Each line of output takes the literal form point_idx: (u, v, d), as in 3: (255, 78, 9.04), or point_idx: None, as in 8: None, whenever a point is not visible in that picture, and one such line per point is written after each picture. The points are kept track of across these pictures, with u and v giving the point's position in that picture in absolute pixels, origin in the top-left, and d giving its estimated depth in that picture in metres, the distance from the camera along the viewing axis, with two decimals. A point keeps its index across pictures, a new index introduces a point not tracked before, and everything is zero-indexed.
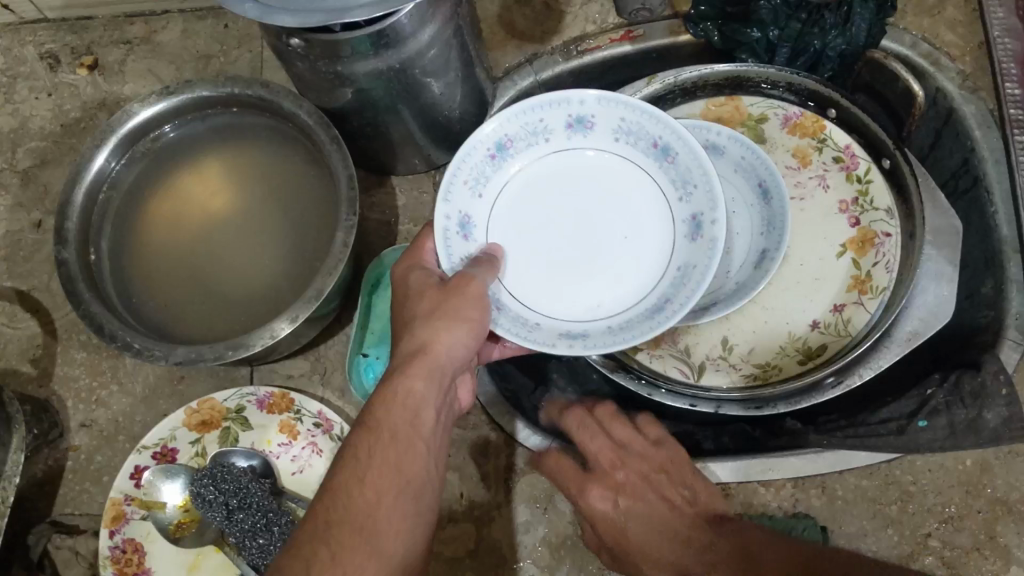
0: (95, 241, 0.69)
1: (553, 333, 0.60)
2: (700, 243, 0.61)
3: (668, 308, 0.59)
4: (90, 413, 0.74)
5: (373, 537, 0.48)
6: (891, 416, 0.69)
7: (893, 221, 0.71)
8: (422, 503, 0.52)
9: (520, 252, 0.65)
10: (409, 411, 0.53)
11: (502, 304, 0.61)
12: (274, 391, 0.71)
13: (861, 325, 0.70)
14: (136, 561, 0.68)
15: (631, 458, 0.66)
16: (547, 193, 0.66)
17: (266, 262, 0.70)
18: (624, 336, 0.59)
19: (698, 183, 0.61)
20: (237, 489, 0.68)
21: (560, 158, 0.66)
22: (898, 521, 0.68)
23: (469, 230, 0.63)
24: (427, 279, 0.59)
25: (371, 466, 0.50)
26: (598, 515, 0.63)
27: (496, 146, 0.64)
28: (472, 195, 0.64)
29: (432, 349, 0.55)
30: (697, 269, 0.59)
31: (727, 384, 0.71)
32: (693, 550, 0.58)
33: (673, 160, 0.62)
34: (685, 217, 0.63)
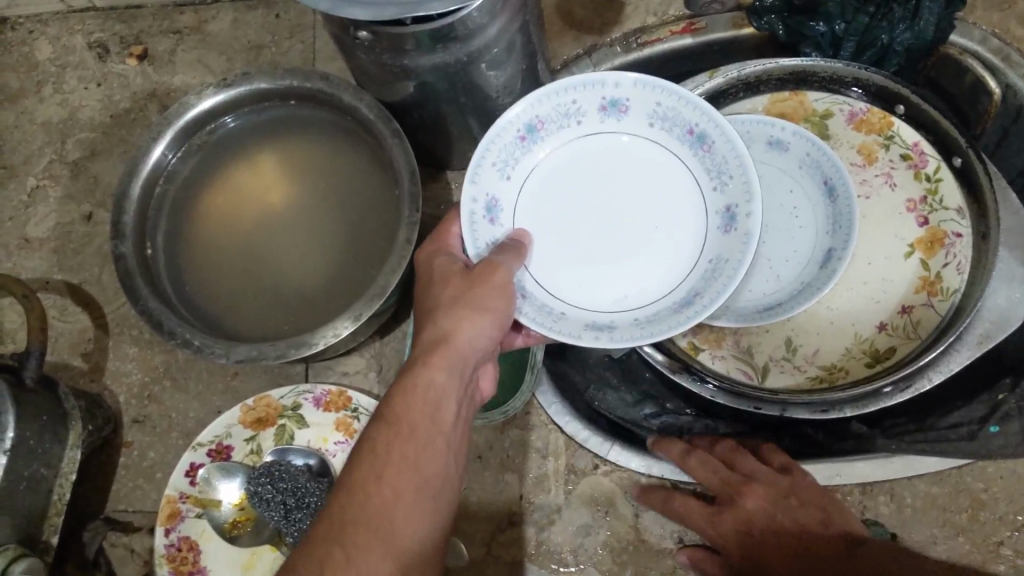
0: (151, 235, 0.68)
1: (579, 324, 0.58)
2: (734, 235, 0.58)
3: (697, 303, 0.57)
4: (143, 409, 0.73)
5: (390, 534, 0.45)
6: (960, 421, 0.68)
7: (964, 222, 0.70)
8: (442, 504, 0.49)
9: (549, 239, 0.62)
10: (429, 404, 0.50)
11: (527, 292, 0.59)
12: (331, 389, 0.70)
13: (932, 328, 0.69)
14: (191, 560, 0.67)
15: (760, 488, 0.64)
16: (577, 178, 0.63)
17: (319, 259, 0.69)
18: (653, 329, 0.56)
19: (734, 173, 0.59)
20: (294, 488, 0.67)
21: (593, 142, 0.63)
22: (969, 529, 0.66)
23: (495, 215, 0.62)
24: (452, 265, 0.57)
25: (389, 460, 0.47)
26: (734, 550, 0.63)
27: (527, 127, 0.62)
28: (499, 176, 0.62)
29: (454, 339, 0.52)
30: (730, 264, 0.57)
31: (792, 386, 0.70)
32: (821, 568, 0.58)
33: (709, 149, 0.60)
34: (719, 208, 0.60)
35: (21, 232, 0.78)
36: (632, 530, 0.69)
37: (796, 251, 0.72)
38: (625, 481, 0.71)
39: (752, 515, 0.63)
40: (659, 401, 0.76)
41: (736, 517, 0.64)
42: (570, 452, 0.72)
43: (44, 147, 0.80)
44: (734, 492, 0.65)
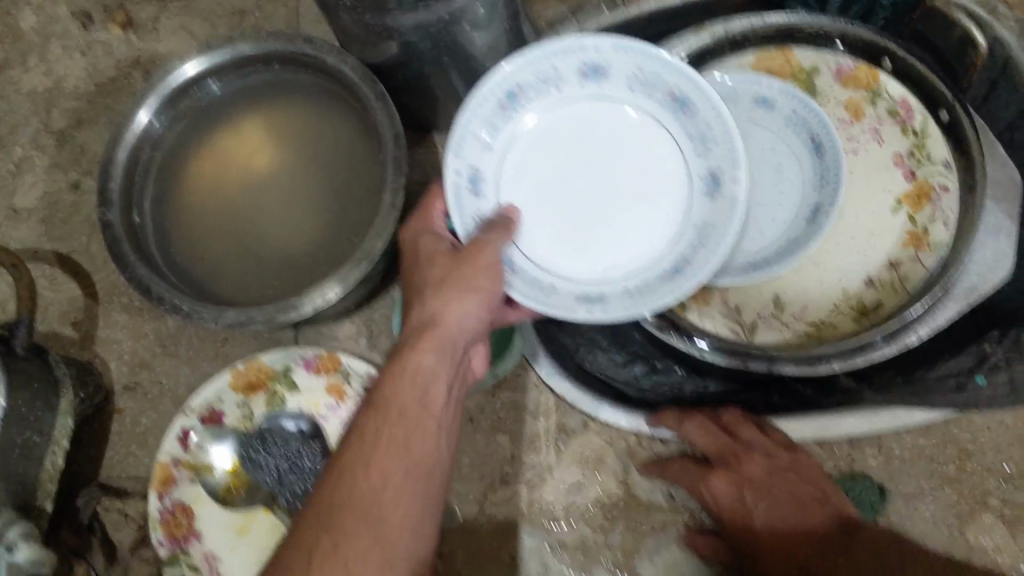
0: (138, 203, 0.68)
1: (572, 298, 0.60)
2: (720, 203, 0.59)
3: (687, 273, 0.59)
4: (134, 375, 0.73)
5: (377, 518, 0.46)
6: (949, 371, 0.67)
7: (951, 175, 0.70)
8: (434, 487, 0.50)
9: (533, 210, 0.62)
10: (417, 387, 0.51)
11: (517, 267, 0.60)
12: (321, 353, 0.69)
13: (919, 281, 0.69)
14: (185, 524, 0.68)
15: (761, 456, 0.64)
16: (558, 145, 0.62)
17: (306, 223, 0.69)
18: (646, 301, 0.59)
19: (719, 140, 0.59)
20: (288, 452, 0.68)
21: (573, 108, 0.62)
22: (955, 480, 0.68)
23: (479, 187, 0.61)
24: (437, 245, 0.57)
25: (377, 445, 0.48)
26: (724, 506, 0.64)
27: (506, 97, 0.60)
28: (481, 148, 0.61)
29: (443, 320, 0.53)
30: (718, 234, 0.58)
31: (780, 342, 0.71)
32: (818, 556, 0.58)
33: (692, 114, 0.59)
34: (702, 172, 0.60)
35: (9, 202, 0.78)
36: (621, 486, 0.70)
37: (780, 206, 0.73)
38: (616, 439, 0.71)
39: (747, 475, 0.64)
40: (650, 361, 0.76)
41: (732, 476, 0.64)
42: (561, 412, 0.72)
43: (30, 117, 0.80)
44: (734, 456, 0.65)
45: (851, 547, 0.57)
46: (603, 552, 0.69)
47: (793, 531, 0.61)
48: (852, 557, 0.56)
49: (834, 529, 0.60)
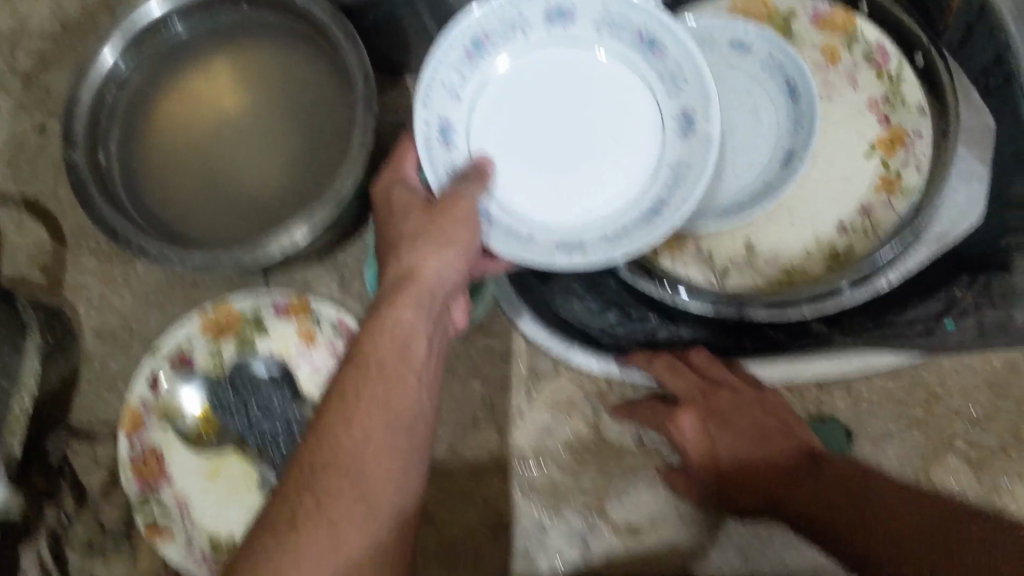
0: (105, 144, 0.67)
1: (549, 246, 0.57)
2: (695, 141, 0.57)
3: (665, 213, 0.56)
4: (104, 320, 0.73)
5: (361, 476, 0.46)
6: (917, 316, 0.69)
7: (923, 120, 0.70)
8: (418, 441, 0.50)
9: (506, 160, 0.60)
10: (397, 341, 0.51)
11: (492, 218, 0.58)
12: (292, 297, 0.69)
13: (890, 226, 0.69)
14: (155, 467, 0.68)
15: (730, 394, 0.65)
16: (527, 92, 0.60)
17: (275, 166, 0.68)
18: (625, 245, 0.56)
19: (689, 77, 0.56)
20: (259, 393, 0.69)
21: (542, 53, 0.60)
22: (923, 422, 0.69)
23: (449, 137, 0.59)
24: (412, 198, 0.57)
25: (358, 402, 0.48)
26: (690, 443, 0.65)
27: (472, 44, 0.58)
28: (449, 97, 0.59)
29: (421, 274, 0.53)
30: (693, 172, 0.56)
31: (750, 287, 0.71)
32: (785, 485, 0.59)
33: (660, 53, 0.57)
34: (675, 112, 0.58)
35: None
36: (593, 429, 0.70)
37: (753, 150, 0.72)
38: (587, 383, 0.71)
39: (716, 410, 0.64)
40: (624, 309, 0.76)
41: (702, 410, 0.65)
42: (531, 355, 0.72)
43: None
44: (703, 394, 0.65)
45: (816, 471, 0.58)
46: (576, 498, 0.69)
47: (760, 461, 0.62)
48: (817, 482, 0.57)
49: (799, 455, 0.61)
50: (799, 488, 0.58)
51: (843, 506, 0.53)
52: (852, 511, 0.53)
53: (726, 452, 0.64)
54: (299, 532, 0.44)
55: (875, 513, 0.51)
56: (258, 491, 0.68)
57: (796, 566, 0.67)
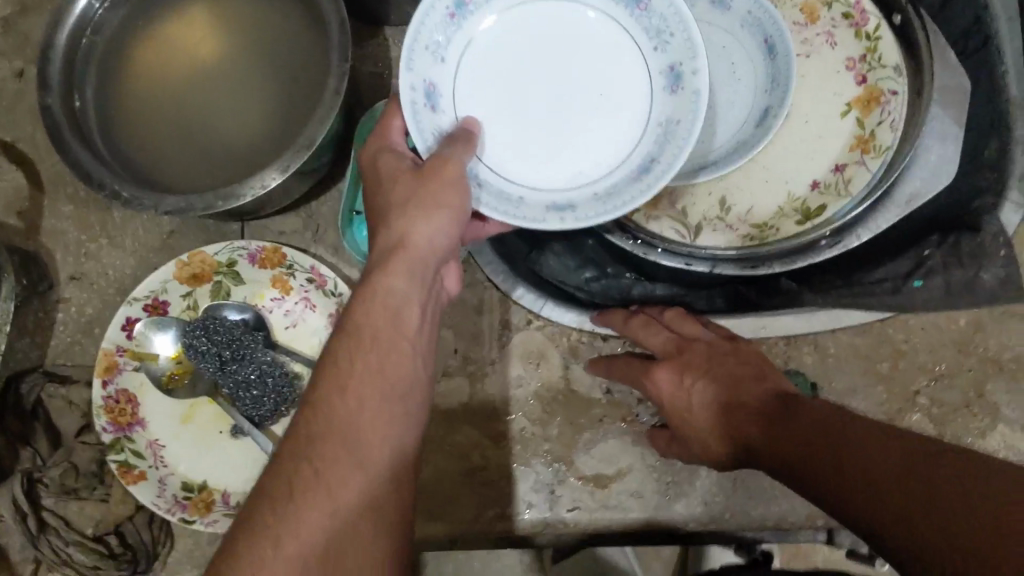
0: (80, 87, 0.67)
1: (540, 207, 0.57)
2: (682, 96, 0.57)
3: (655, 170, 0.56)
4: (80, 266, 0.73)
5: (357, 445, 0.46)
6: (886, 275, 0.70)
7: (900, 79, 0.69)
8: (413, 410, 0.50)
9: (493, 123, 0.59)
10: (390, 310, 0.51)
11: (481, 180, 0.57)
12: (266, 246, 0.69)
13: (862, 185, 0.69)
14: (129, 411, 0.69)
15: (703, 346, 0.65)
16: (511, 52, 0.59)
17: (251, 114, 0.68)
18: (616, 204, 0.56)
19: (675, 30, 0.56)
20: (230, 341, 0.68)
21: (525, 13, 0.59)
22: (888, 378, 0.70)
23: (436, 101, 0.58)
24: (399, 164, 0.56)
25: (352, 371, 0.48)
26: (666, 397, 0.64)
27: (455, 4, 0.58)
28: (433, 60, 0.58)
29: (411, 241, 0.53)
30: (682, 127, 0.56)
31: (724, 244, 0.71)
32: (757, 427, 0.56)
33: (645, 8, 0.57)
34: (662, 68, 0.58)
35: None
36: (563, 379, 0.72)
37: (728, 107, 0.72)
38: (558, 336, 0.72)
39: (687, 362, 0.64)
40: (600, 266, 0.76)
41: (676, 364, 0.64)
42: (505, 309, 0.72)
43: None
44: (678, 349, 0.65)
45: (788, 412, 0.55)
46: (541, 444, 0.70)
47: (730, 405, 0.59)
48: (788, 422, 0.54)
49: (770, 396, 0.58)
50: (775, 433, 0.54)
51: (821, 453, 0.49)
52: (829, 455, 0.49)
53: (698, 401, 0.62)
54: (297, 499, 0.43)
55: (852, 454, 0.48)
56: (230, 437, 0.69)
57: (759, 514, 0.70)
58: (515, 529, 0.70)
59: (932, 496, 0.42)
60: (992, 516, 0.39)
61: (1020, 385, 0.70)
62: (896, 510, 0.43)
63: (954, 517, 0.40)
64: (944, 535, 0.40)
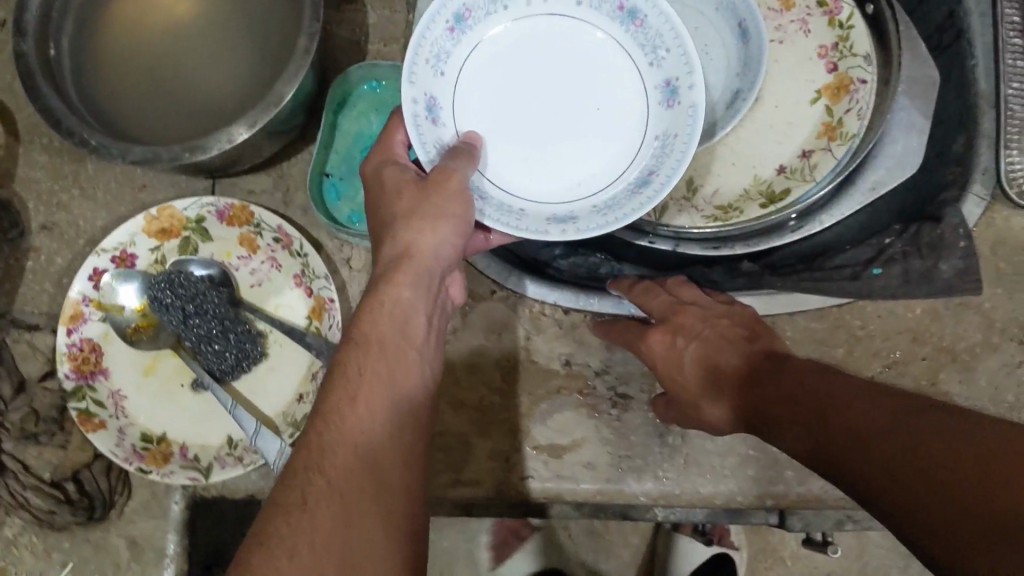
0: (56, 36, 0.68)
1: (542, 219, 0.57)
2: (679, 109, 0.57)
3: (655, 181, 0.56)
4: (51, 216, 0.74)
5: (370, 448, 0.47)
6: (846, 262, 0.70)
7: (870, 68, 0.70)
8: (419, 418, 0.52)
9: (493, 137, 0.60)
10: (398, 320, 0.53)
11: (484, 195, 0.57)
12: (234, 204, 0.70)
13: (827, 170, 0.69)
14: (93, 360, 0.69)
15: (697, 310, 0.66)
16: (511, 66, 0.60)
17: (224, 71, 0.70)
18: (617, 215, 0.56)
19: (670, 45, 0.57)
20: (193, 295, 0.68)
21: (522, 28, 0.60)
22: (843, 363, 0.71)
23: (436, 114, 0.58)
24: (403, 175, 0.57)
25: (364, 376, 0.50)
26: (658, 355, 0.65)
27: (455, 18, 0.58)
28: (434, 74, 0.58)
29: (416, 251, 0.55)
30: (680, 138, 0.56)
31: (690, 223, 0.70)
32: (753, 388, 0.58)
33: (640, 24, 0.58)
34: (658, 83, 0.59)
35: None
36: (523, 350, 0.72)
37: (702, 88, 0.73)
38: (520, 306, 0.73)
39: (681, 325, 0.65)
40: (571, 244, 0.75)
41: (667, 327, 0.65)
42: (470, 278, 0.73)
43: None
44: (671, 310, 0.66)
45: (782, 372, 0.56)
46: (499, 413, 0.71)
47: (723, 365, 0.62)
48: (783, 380, 0.55)
49: (761, 355, 0.60)
50: (769, 398, 0.55)
51: (823, 421, 0.49)
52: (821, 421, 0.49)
53: (690, 363, 0.64)
54: (311, 498, 0.43)
55: (843, 421, 0.48)
56: (192, 390, 0.70)
57: (710, 491, 0.71)
58: (471, 496, 0.70)
59: (921, 465, 0.41)
60: (975, 453, 0.40)
61: (973, 375, 0.71)
62: (893, 482, 0.42)
63: (952, 489, 0.39)
64: (942, 501, 0.39)
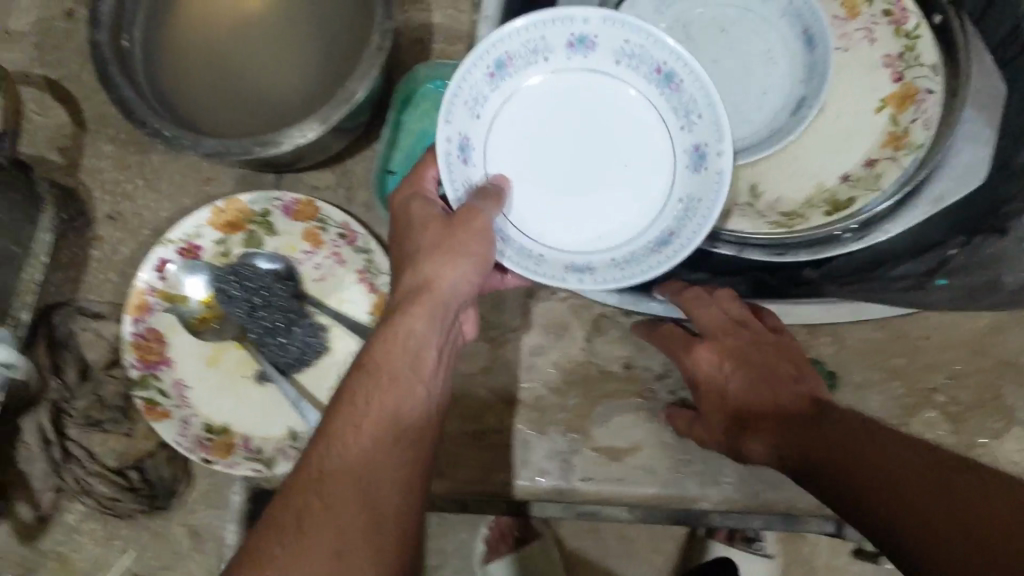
0: (129, 28, 0.68)
1: (561, 266, 0.58)
2: (705, 175, 0.57)
3: (673, 244, 0.57)
4: (117, 206, 0.74)
5: (366, 481, 0.47)
6: (907, 273, 0.71)
7: (936, 79, 0.69)
8: (426, 450, 0.52)
9: (522, 181, 0.60)
10: (409, 352, 0.53)
11: (506, 235, 0.58)
12: (300, 199, 0.71)
13: (892, 179, 0.69)
14: (157, 350, 0.70)
15: (749, 334, 0.65)
16: (546, 117, 0.60)
17: (295, 67, 0.70)
18: (632, 272, 0.57)
19: (703, 112, 0.56)
20: (259, 288, 0.69)
21: (561, 80, 0.60)
22: (904, 374, 0.72)
23: (468, 154, 0.59)
24: (430, 211, 0.58)
25: (366, 408, 0.50)
26: (702, 373, 0.66)
27: (495, 64, 0.58)
28: (470, 115, 0.58)
29: (434, 285, 0.55)
30: (703, 204, 0.56)
31: (752, 228, 0.70)
32: (794, 428, 0.58)
33: (677, 88, 0.57)
34: (688, 146, 0.58)
35: None
36: (583, 352, 0.73)
37: (767, 94, 0.72)
38: (580, 307, 0.73)
39: (732, 347, 0.64)
40: None
41: (715, 347, 0.65)
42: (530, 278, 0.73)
43: None
44: (722, 329, 0.65)
45: (823, 420, 0.58)
46: (557, 412, 0.72)
47: (762, 398, 0.62)
48: (822, 428, 0.56)
49: (805, 402, 0.60)
50: (802, 438, 0.57)
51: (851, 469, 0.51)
52: (849, 465, 0.51)
53: (732, 388, 0.64)
54: (300, 529, 0.45)
55: (872, 474, 0.50)
56: (255, 382, 0.70)
57: (770, 497, 0.71)
58: (528, 493, 0.71)
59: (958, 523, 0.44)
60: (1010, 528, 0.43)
61: None
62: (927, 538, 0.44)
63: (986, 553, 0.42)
64: (960, 539, 0.43)
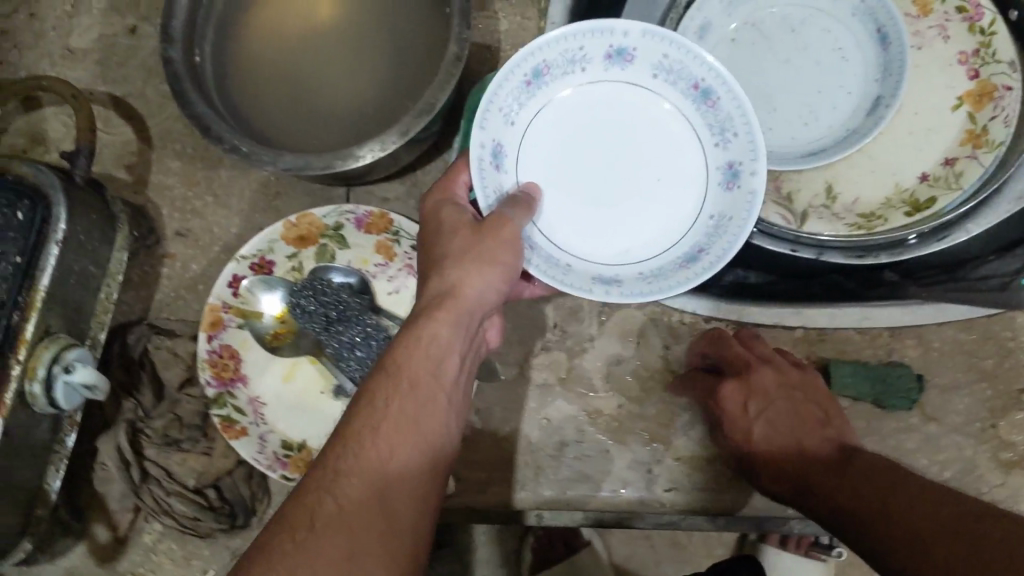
0: (199, 44, 0.68)
1: (588, 277, 0.56)
2: (735, 194, 0.56)
3: (702, 260, 0.56)
4: (185, 223, 0.74)
5: (383, 490, 0.45)
6: (993, 271, 0.69)
7: (1015, 75, 0.67)
8: (441, 461, 0.49)
9: (551, 190, 0.59)
10: (432, 358, 0.50)
11: (535, 244, 0.56)
12: (373, 211, 0.70)
13: (974, 179, 0.67)
14: (231, 367, 0.69)
15: (774, 371, 0.68)
16: (578, 127, 0.59)
17: (365, 78, 0.69)
18: (662, 284, 0.55)
19: (738, 130, 0.56)
20: (337, 301, 0.68)
21: (594, 91, 0.59)
22: (992, 375, 0.71)
23: (501, 161, 0.57)
24: (461, 218, 0.55)
25: (386, 414, 0.47)
26: (728, 412, 0.68)
27: (532, 72, 0.57)
28: (505, 121, 0.57)
29: (461, 292, 0.52)
30: (735, 221, 0.55)
31: (831, 231, 0.68)
32: (822, 469, 0.61)
33: (713, 104, 0.57)
34: (720, 163, 0.58)
35: (65, 41, 0.76)
36: (662, 359, 0.72)
37: (846, 93, 0.70)
38: (657, 313, 0.73)
39: (757, 387, 0.67)
40: None
41: (742, 386, 0.68)
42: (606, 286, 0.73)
43: None
44: (746, 366, 0.68)
45: (847, 466, 0.60)
46: (637, 423, 0.71)
47: (792, 452, 0.65)
48: (849, 476, 0.58)
49: (831, 448, 0.64)
50: (826, 488, 0.59)
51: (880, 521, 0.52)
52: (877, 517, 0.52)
53: (758, 427, 0.67)
54: (314, 530, 0.43)
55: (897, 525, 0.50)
56: (332, 397, 0.70)
57: None
58: (608, 504, 0.71)
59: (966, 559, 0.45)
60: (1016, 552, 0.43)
61: None
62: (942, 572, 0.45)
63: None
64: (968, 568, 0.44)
